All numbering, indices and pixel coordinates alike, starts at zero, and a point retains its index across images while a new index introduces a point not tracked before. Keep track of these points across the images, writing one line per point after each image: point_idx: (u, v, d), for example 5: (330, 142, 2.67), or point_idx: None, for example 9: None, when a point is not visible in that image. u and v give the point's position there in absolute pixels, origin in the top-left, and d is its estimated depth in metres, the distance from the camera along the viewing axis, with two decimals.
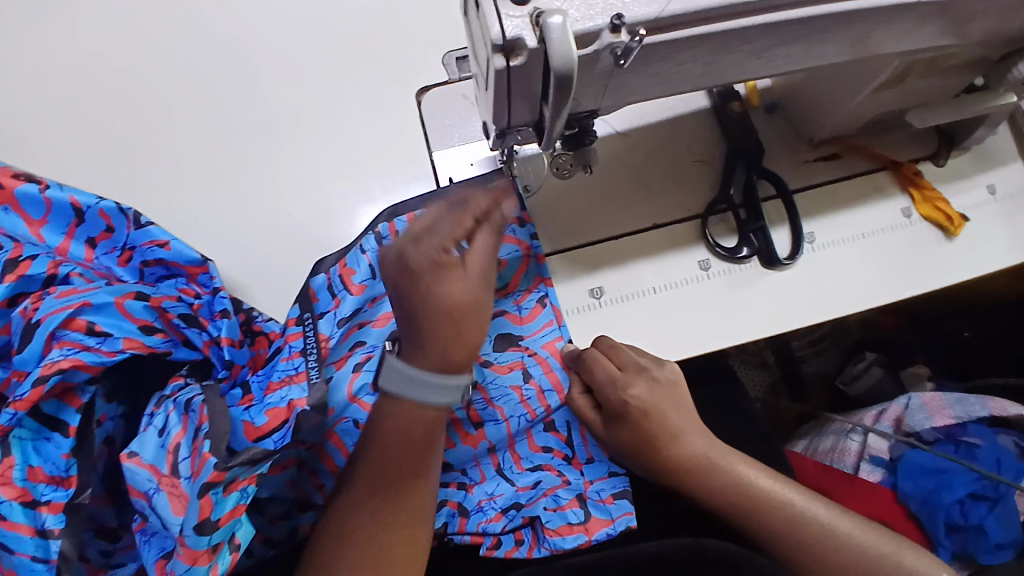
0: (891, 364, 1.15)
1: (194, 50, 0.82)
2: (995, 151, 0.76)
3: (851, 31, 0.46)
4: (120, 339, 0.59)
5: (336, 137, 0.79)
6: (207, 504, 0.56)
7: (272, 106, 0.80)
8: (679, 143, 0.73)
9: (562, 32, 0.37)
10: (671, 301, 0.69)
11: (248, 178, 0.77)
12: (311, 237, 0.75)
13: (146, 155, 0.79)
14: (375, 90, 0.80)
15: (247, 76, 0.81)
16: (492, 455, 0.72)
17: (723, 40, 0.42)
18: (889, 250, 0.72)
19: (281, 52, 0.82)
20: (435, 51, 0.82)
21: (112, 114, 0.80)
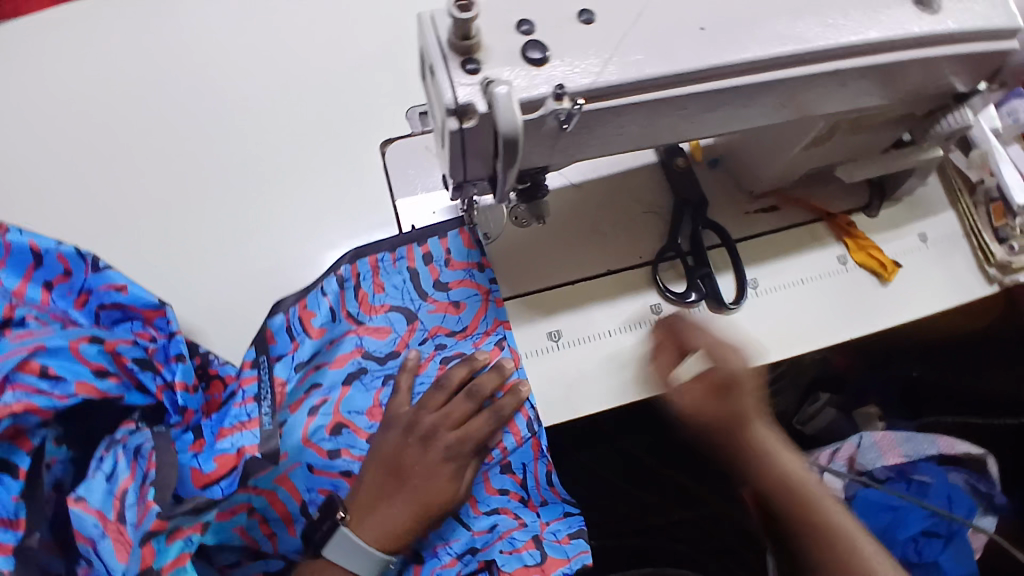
0: (845, 404, 1.16)
1: (163, 101, 0.84)
2: (924, 203, 0.83)
3: (773, 97, 0.51)
4: (73, 385, 0.59)
5: (304, 185, 0.81)
6: (149, 552, 0.59)
7: (239, 155, 0.82)
8: (630, 194, 0.77)
9: (506, 101, 0.40)
10: (626, 343, 0.72)
11: (216, 224, 0.79)
12: (276, 282, 0.77)
13: (114, 202, 0.80)
14: (342, 141, 0.83)
15: (215, 126, 0.83)
16: None
17: (660, 104, 0.46)
18: (827, 293, 0.77)
19: (249, 102, 0.85)
20: (400, 103, 0.85)
21: (80, 163, 0.81)
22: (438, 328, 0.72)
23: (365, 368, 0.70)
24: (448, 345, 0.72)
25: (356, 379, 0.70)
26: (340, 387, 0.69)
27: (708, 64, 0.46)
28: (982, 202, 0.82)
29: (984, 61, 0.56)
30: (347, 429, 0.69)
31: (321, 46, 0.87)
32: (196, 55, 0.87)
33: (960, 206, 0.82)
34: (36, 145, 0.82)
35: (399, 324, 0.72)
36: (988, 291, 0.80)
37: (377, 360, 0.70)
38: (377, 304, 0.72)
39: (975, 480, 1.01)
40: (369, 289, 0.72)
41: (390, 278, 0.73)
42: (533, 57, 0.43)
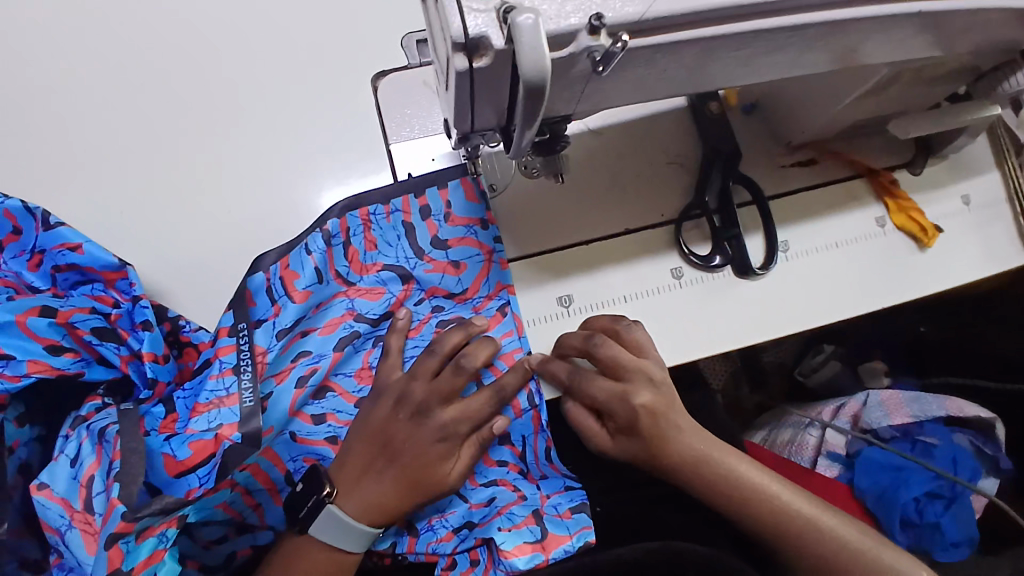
0: (848, 357, 1.16)
1: (115, 25, 0.73)
2: (972, 161, 0.75)
3: (842, 42, 0.42)
4: (25, 364, 0.54)
5: (282, 125, 0.71)
6: (117, 554, 0.54)
7: (207, 89, 0.72)
8: (654, 142, 0.69)
9: (534, 34, 0.31)
10: (642, 309, 0.66)
11: (183, 170, 0.70)
12: (255, 236, 0.69)
13: (65, 146, 0.70)
14: (326, 75, 0.73)
15: (179, 56, 0.73)
16: None
17: (712, 45, 0.38)
18: (861, 261, 0.71)
19: (219, 27, 0.74)
20: (393, 32, 0.74)
21: (22, 97, 0.71)
22: (435, 288, 0.66)
23: (357, 332, 0.65)
24: (445, 308, 0.67)
25: (348, 345, 0.64)
26: (330, 354, 0.63)
27: None
28: None
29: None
30: (332, 392, 0.64)
31: None
32: None
33: (1007, 167, 0.75)
34: None
35: (393, 284, 0.66)
36: None
37: (370, 323, 0.64)
38: (369, 263, 0.65)
39: (981, 442, 0.99)
40: (359, 245, 0.65)
41: (383, 234, 0.65)
42: None
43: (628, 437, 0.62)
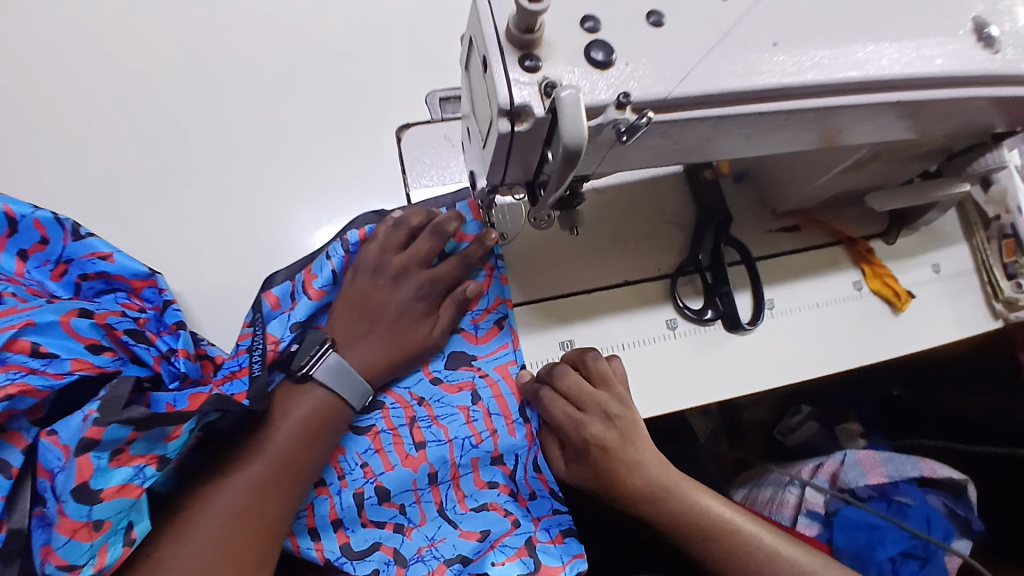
0: (825, 418, 1.21)
1: (141, 48, 0.74)
2: (940, 234, 0.83)
3: (840, 118, 0.48)
4: (69, 362, 0.50)
5: (297, 156, 0.72)
6: (87, 466, 0.46)
7: (224, 116, 0.73)
8: (653, 204, 0.74)
9: (574, 108, 0.36)
10: (640, 358, 0.70)
11: (193, 193, 0.70)
12: (259, 267, 0.68)
13: (79, 158, 0.70)
14: (345, 110, 0.74)
15: (200, 82, 0.73)
16: (434, 491, 0.64)
17: (721, 123, 0.43)
18: (842, 321, 0.76)
19: (241, 58, 0.75)
20: (413, 73, 0.76)
21: (44, 110, 0.71)
22: None
23: None
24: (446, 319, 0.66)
25: None
26: None
27: (778, 85, 0.42)
28: (995, 238, 0.80)
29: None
30: None
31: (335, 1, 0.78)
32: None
33: (975, 240, 0.82)
34: None
35: None
36: (994, 327, 0.80)
37: None
38: None
39: (952, 503, 1.02)
40: None
41: None
42: (597, 59, 0.40)
43: (581, 464, 0.62)
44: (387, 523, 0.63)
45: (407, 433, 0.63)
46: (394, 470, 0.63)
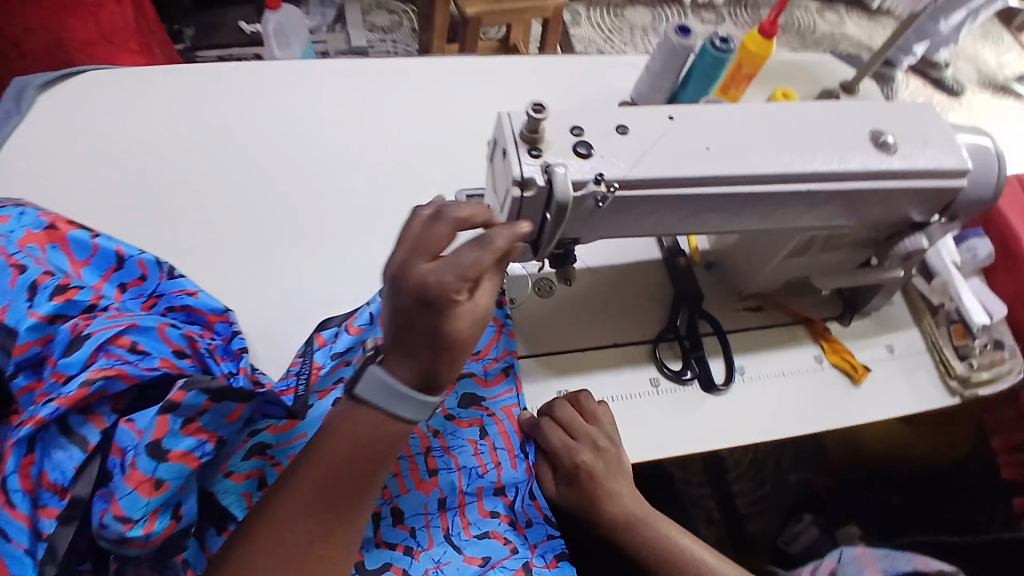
0: (827, 525, 1.23)
1: (240, 145, 0.95)
2: (890, 320, 0.96)
3: (771, 199, 0.65)
4: (157, 359, 0.59)
5: (352, 232, 0.90)
6: (163, 426, 0.53)
7: (298, 199, 0.92)
8: (637, 283, 0.89)
9: (563, 179, 0.56)
10: (627, 408, 0.81)
11: (268, 255, 0.87)
12: (314, 316, 0.83)
13: (181, 223, 0.88)
14: (393, 199, 0.93)
15: (283, 173, 0.94)
16: (442, 518, 0.71)
17: (672, 199, 0.61)
18: (807, 390, 0.87)
19: (317, 157, 0.96)
20: (449, 176, 0.97)
21: (159, 186, 0.90)
22: None
23: None
24: None
25: None
26: None
27: (712, 173, 0.61)
28: (943, 323, 0.95)
29: (942, 191, 0.72)
30: None
31: (394, 120, 1.00)
32: (276, 111, 0.99)
33: (925, 324, 0.95)
34: (122, 169, 0.91)
35: None
36: (954, 402, 0.90)
37: None
38: None
39: None
40: None
41: None
42: (581, 151, 0.58)
43: (570, 487, 0.72)
44: (398, 544, 0.69)
45: (422, 460, 0.73)
46: (409, 493, 0.71)
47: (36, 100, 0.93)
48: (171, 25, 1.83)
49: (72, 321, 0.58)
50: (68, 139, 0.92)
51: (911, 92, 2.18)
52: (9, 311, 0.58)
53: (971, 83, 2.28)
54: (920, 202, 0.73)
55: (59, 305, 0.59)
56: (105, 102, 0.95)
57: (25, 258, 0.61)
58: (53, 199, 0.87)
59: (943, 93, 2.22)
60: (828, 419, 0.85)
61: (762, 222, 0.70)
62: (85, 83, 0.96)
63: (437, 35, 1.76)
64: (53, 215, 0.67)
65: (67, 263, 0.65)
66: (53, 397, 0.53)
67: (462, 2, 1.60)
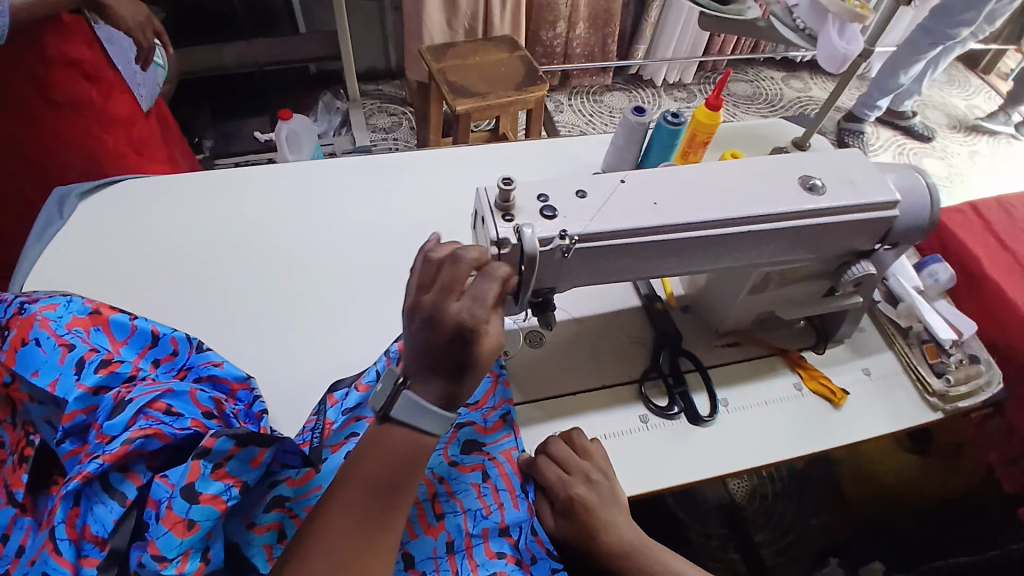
0: (852, 564, 1.23)
1: (258, 233, 1.07)
2: (864, 345, 1.02)
3: (720, 239, 0.75)
4: (189, 420, 0.67)
5: (359, 303, 1.00)
6: (196, 470, 0.59)
7: (311, 278, 1.03)
8: (619, 329, 0.97)
9: (531, 239, 0.67)
10: (620, 444, 0.86)
11: (284, 328, 0.97)
12: (327, 379, 0.92)
13: (206, 304, 0.98)
14: (395, 272, 1.04)
15: (296, 256, 1.05)
16: (450, 561, 0.73)
17: (629, 247, 0.71)
18: (789, 416, 0.92)
19: (326, 240, 1.08)
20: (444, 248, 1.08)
21: (187, 273, 1.02)
22: None
23: None
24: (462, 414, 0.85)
25: None
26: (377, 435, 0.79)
27: (660, 222, 0.71)
28: (915, 343, 1.01)
29: (878, 221, 0.81)
30: None
31: (393, 204, 1.13)
32: (290, 204, 1.12)
33: (897, 346, 1.01)
34: (156, 261, 1.03)
35: None
36: (937, 416, 0.94)
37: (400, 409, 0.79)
38: None
39: None
40: None
41: None
42: (547, 214, 0.70)
43: (568, 520, 0.76)
44: None
45: (429, 506, 0.76)
46: (418, 539, 0.74)
47: (81, 207, 1.07)
48: (193, 139, 2.04)
49: (116, 390, 0.67)
50: (109, 239, 1.05)
51: (881, 143, 2.35)
52: (55, 386, 0.65)
53: (938, 130, 2.44)
54: (859, 234, 0.83)
55: (103, 377, 0.68)
56: (143, 206, 1.09)
57: (72, 337, 0.70)
58: (95, 290, 0.98)
59: (911, 142, 2.37)
60: (814, 442, 0.90)
61: (719, 260, 0.79)
62: (125, 191, 1.10)
63: (434, 130, 1.95)
64: (100, 302, 0.77)
65: (108, 342, 0.74)
66: (98, 455, 0.60)
67: (453, 101, 1.76)
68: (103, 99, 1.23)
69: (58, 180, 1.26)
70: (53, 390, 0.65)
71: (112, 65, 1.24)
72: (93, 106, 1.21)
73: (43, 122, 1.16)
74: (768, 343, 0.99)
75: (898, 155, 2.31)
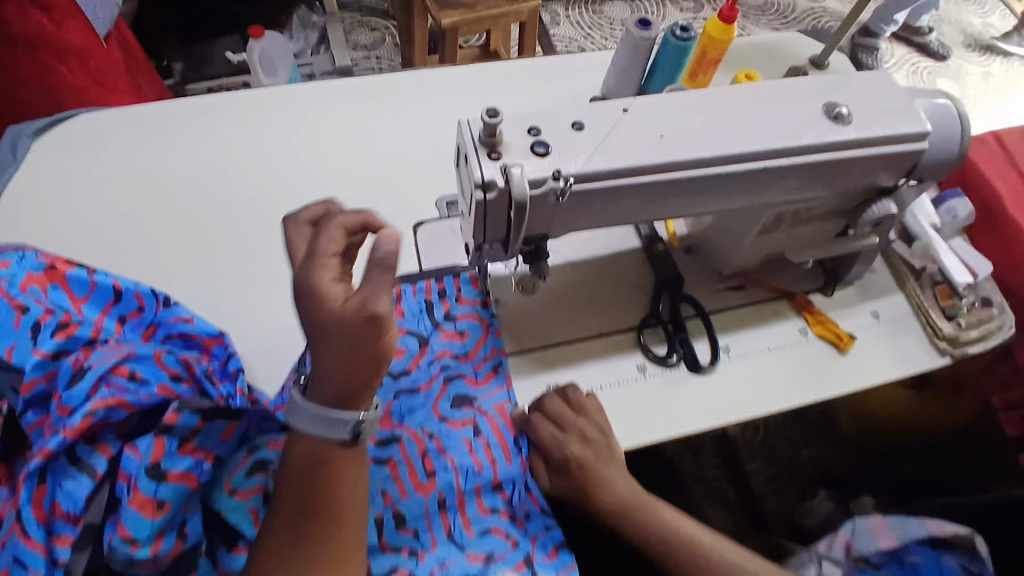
0: (842, 497, 1.24)
1: (226, 171, 0.98)
2: (874, 287, 0.97)
3: (732, 179, 0.67)
4: (156, 386, 0.62)
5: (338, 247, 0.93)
6: (161, 447, 0.58)
7: (285, 219, 0.95)
8: (617, 271, 0.91)
9: (519, 180, 0.60)
10: (616, 395, 0.83)
11: (259, 276, 0.90)
12: (308, 331, 0.87)
13: (174, 253, 0.91)
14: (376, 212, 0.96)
15: (267, 194, 0.97)
16: (443, 517, 0.72)
17: (632, 190, 0.64)
18: (792, 363, 0.88)
19: (300, 177, 0.99)
20: (429, 184, 1.00)
21: (152, 219, 0.94)
22: (444, 352, 0.82)
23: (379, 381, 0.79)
24: (451, 367, 0.81)
25: None
26: None
27: (666, 161, 0.63)
28: (928, 285, 0.96)
29: (907, 155, 0.73)
30: None
31: (370, 136, 1.03)
32: (258, 136, 1.02)
33: (909, 288, 0.96)
34: (116, 206, 0.94)
35: (412, 346, 0.82)
36: (944, 362, 0.91)
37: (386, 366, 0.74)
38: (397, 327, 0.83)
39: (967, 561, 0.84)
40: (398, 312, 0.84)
41: (410, 306, 0.85)
42: (539, 151, 0.61)
43: (563, 478, 0.76)
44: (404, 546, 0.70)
45: (419, 463, 0.74)
46: (409, 497, 0.72)
47: (27, 145, 0.97)
48: (158, 62, 1.87)
49: (74, 356, 0.61)
50: (62, 181, 0.95)
51: (896, 60, 2.19)
52: (11, 354, 0.59)
53: (955, 46, 2.28)
54: (885, 171, 0.75)
55: (60, 342, 0.62)
56: (96, 143, 0.99)
57: (26, 298, 0.64)
58: (51, 239, 0.90)
59: (927, 59, 2.21)
60: (818, 389, 0.86)
61: (729, 202, 0.72)
62: (74, 125, 1.00)
63: (416, 47, 1.79)
64: (57, 257, 0.71)
65: (67, 300, 0.68)
66: (60, 429, 0.55)
67: (436, 14, 1.60)
68: (56, 28, 1.09)
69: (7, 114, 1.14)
70: (8, 357, 0.59)
71: None
72: (47, 37, 1.07)
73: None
74: (773, 287, 0.94)
75: (913, 74, 2.16)
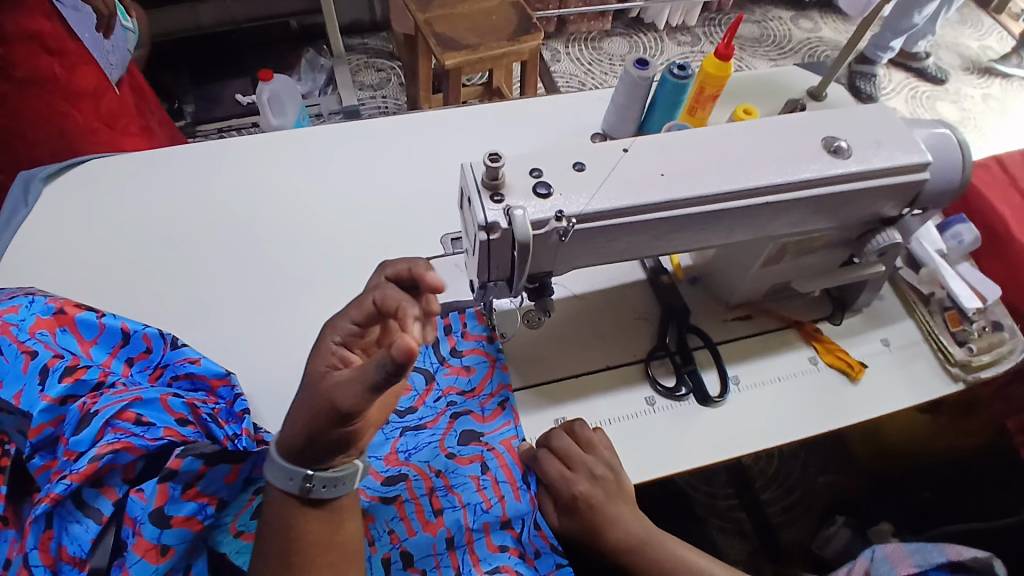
0: (859, 525, 1.19)
1: (237, 213, 1.00)
2: (882, 314, 0.96)
3: (732, 212, 0.68)
4: (161, 429, 0.62)
5: (347, 285, 0.95)
6: (165, 493, 0.58)
7: (292, 259, 0.97)
8: (623, 304, 0.92)
9: (522, 222, 0.60)
10: (625, 429, 0.82)
11: (268, 315, 0.91)
12: None
13: (185, 293, 0.93)
14: (383, 250, 0.98)
15: (276, 235, 0.99)
16: (451, 555, 0.72)
17: (634, 226, 0.65)
18: (802, 392, 0.87)
19: (308, 217, 1.01)
20: (435, 222, 1.02)
21: (163, 260, 0.96)
22: (450, 388, 0.82)
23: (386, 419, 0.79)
24: (457, 403, 0.81)
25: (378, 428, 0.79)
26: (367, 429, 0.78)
27: (668, 198, 0.64)
28: (937, 310, 0.95)
29: (906, 186, 0.74)
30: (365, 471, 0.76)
31: (376, 176, 1.06)
32: (269, 179, 1.04)
33: (917, 314, 0.95)
34: (129, 248, 0.96)
35: (419, 382, 0.82)
36: (957, 389, 0.90)
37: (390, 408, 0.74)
38: None
39: None
40: None
41: None
42: (542, 192, 0.63)
43: (570, 516, 0.74)
44: None
45: (426, 501, 0.74)
46: (416, 535, 0.72)
47: (44, 192, 1.00)
48: (171, 104, 1.92)
49: (81, 401, 0.62)
50: (78, 225, 0.98)
51: (893, 86, 2.22)
52: (21, 398, 0.61)
53: (951, 70, 2.30)
54: (885, 201, 0.76)
55: (68, 387, 0.62)
56: (111, 188, 1.02)
57: (35, 343, 0.65)
58: (65, 281, 0.92)
59: (923, 84, 2.24)
60: (830, 418, 0.85)
61: (730, 234, 0.73)
62: (91, 172, 1.03)
63: (422, 85, 1.84)
64: (66, 300, 0.71)
65: (77, 345, 0.69)
66: (66, 474, 0.56)
67: (440, 55, 1.65)
68: (67, 73, 1.12)
69: (29, 162, 1.18)
70: (18, 402, 0.61)
71: (74, 35, 1.12)
72: (56, 81, 1.10)
73: (8, 103, 1.08)
74: (780, 315, 0.94)
75: (910, 99, 2.19)
